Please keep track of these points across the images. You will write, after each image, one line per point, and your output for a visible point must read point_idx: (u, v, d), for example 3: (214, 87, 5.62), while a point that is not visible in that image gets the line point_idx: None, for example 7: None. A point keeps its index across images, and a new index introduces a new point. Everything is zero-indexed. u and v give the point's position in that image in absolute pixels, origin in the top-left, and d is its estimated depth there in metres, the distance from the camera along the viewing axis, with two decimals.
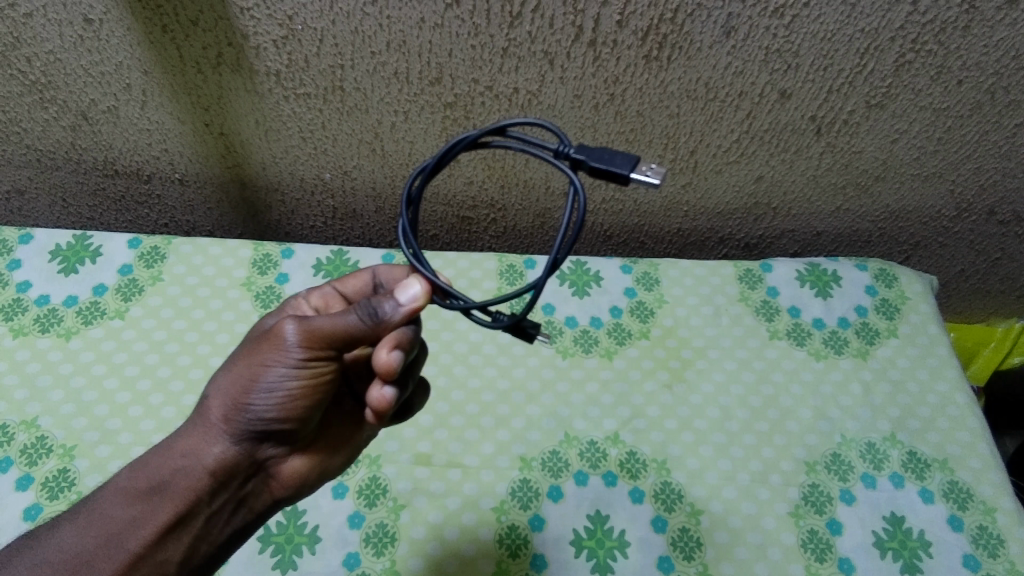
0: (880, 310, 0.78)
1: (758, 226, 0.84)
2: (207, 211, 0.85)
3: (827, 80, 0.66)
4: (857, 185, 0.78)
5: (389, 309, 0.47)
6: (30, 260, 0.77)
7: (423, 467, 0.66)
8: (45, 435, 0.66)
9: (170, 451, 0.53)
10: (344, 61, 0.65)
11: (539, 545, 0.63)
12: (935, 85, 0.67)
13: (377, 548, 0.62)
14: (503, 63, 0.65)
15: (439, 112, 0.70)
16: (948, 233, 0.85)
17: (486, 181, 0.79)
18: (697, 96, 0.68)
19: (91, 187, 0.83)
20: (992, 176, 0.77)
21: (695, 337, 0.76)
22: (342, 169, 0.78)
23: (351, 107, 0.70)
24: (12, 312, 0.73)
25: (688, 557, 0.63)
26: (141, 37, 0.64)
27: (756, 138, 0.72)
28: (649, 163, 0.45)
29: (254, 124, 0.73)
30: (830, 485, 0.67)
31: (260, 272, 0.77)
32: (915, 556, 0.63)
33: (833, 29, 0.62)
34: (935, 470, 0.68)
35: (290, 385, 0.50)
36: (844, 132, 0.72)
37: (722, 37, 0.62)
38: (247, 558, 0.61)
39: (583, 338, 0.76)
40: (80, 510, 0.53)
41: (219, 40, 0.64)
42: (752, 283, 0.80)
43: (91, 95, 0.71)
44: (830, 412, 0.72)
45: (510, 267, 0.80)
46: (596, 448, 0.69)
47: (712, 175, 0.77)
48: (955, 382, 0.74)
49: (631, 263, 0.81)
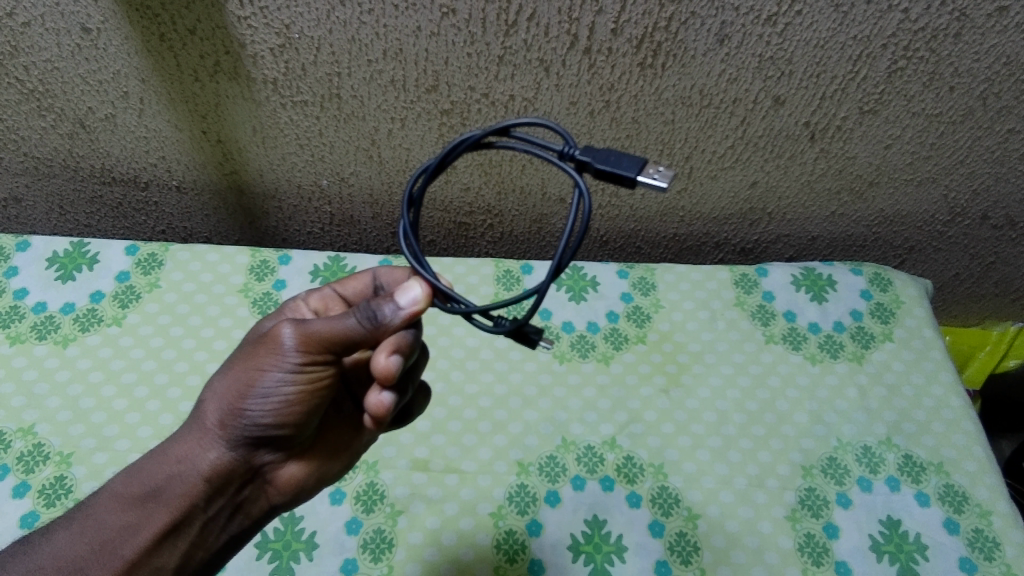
0: (875, 314, 0.79)
1: (753, 231, 0.85)
2: (204, 218, 0.86)
3: (820, 87, 0.67)
4: (851, 190, 0.79)
5: (389, 313, 0.47)
6: (28, 267, 0.77)
7: (421, 473, 0.66)
8: (42, 442, 0.66)
9: (166, 456, 0.53)
10: (341, 69, 0.66)
11: (537, 550, 0.63)
12: (927, 91, 0.68)
13: (374, 554, 0.62)
14: (498, 71, 0.66)
15: (435, 119, 0.71)
16: (942, 237, 0.85)
17: (483, 187, 0.79)
18: (692, 103, 0.69)
19: (88, 195, 0.83)
20: (985, 181, 0.77)
21: (691, 342, 0.77)
22: (340, 176, 0.78)
23: (348, 114, 0.70)
24: (9, 319, 0.73)
25: (685, 561, 0.63)
26: (139, 46, 0.65)
27: (750, 144, 0.73)
28: (655, 166, 0.45)
29: (251, 131, 0.73)
30: (826, 489, 0.67)
31: (258, 278, 0.78)
32: (911, 559, 0.64)
33: (826, 37, 0.63)
34: (931, 473, 0.68)
35: (287, 390, 0.50)
36: (838, 138, 0.72)
37: (715, 45, 0.63)
38: (244, 565, 0.61)
39: (581, 343, 0.76)
40: (74, 516, 0.53)
41: (216, 49, 0.64)
42: (748, 288, 0.80)
43: (89, 103, 0.71)
44: (827, 416, 0.72)
45: (507, 273, 0.80)
46: (593, 453, 0.69)
47: (707, 181, 0.77)
48: (950, 386, 0.74)
49: (627, 268, 0.81)
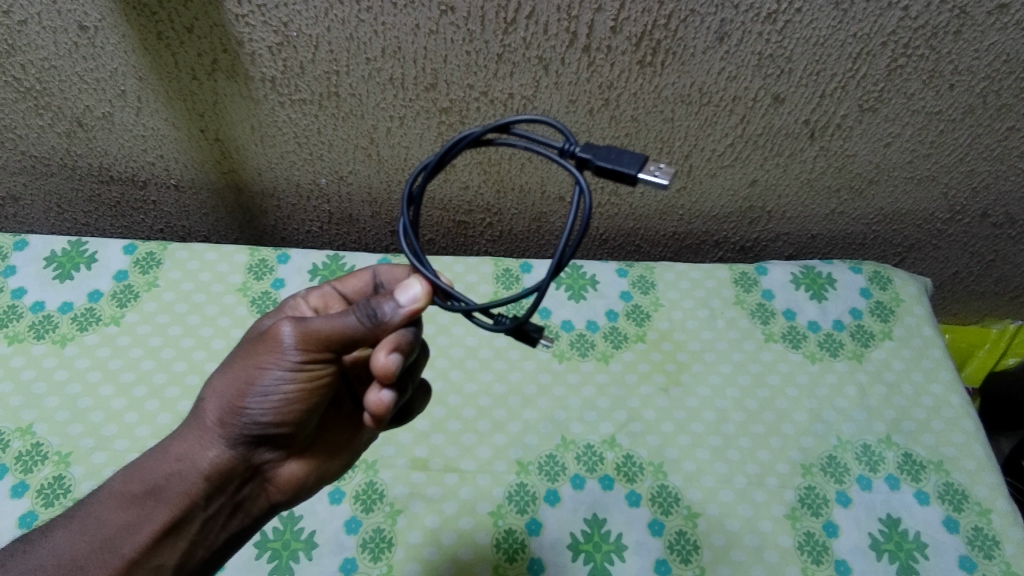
0: (874, 312, 0.79)
1: (752, 230, 0.85)
2: (202, 217, 0.85)
3: (820, 85, 0.67)
4: (851, 188, 0.79)
5: (389, 311, 0.47)
6: (26, 266, 0.76)
7: (420, 472, 0.66)
8: (40, 442, 0.66)
9: (166, 455, 0.53)
10: (339, 67, 0.66)
11: (537, 550, 0.63)
12: (927, 89, 0.67)
13: (373, 553, 0.62)
14: (497, 69, 0.65)
15: (434, 117, 0.70)
16: (941, 235, 0.85)
17: (482, 185, 0.79)
18: (691, 101, 0.68)
19: (86, 193, 0.83)
20: (985, 179, 0.77)
21: (690, 341, 0.77)
22: (338, 174, 0.78)
23: (347, 112, 0.70)
24: (7, 318, 0.73)
25: (685, 560, 0.63)
26: (136, 44, 0.64)
27: (750, 142, 0.73)
28: (656, 164, 0.44)
29: (249, 130, 0.73)
30: (825, 488, 0.67)
31: (257, 277, 0.77)
32: (911, 558, 0.64)
33: (826, 35, 0.62)
34: (931, 472, 0.68)
35: (286, 388, 0.50)
36: (837, 136, 0.72)
37: (715, 42, 0.63)
38: (243, 564, 0.61)
39: (580, 342, 0.76)
40: (74, 515, 0.53)
41: (214, 47, 0.64)
42: (748, 286, 0.80)
43: (86, 102, 0.71)
44: (826, 415, 0.72)
45: (506, 272, 0.80)
46: (592, 452, 0.69)
47: (707, 179, 0.77)
48: (950, 384, 0.74)
49: (626, 267, 0.81)
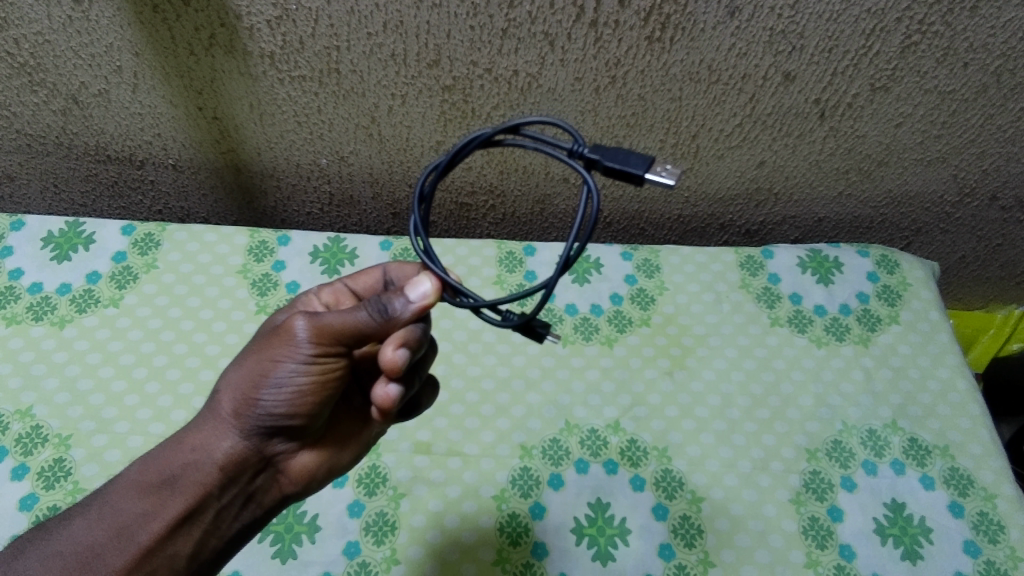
0: (881, 296, 0.78)
1: (759, 212, 0.83)
2: (201, 198, 0.84)
3: (832, 63, 0.65)
4: (860, 170, 0.77)
5: (399, 306, 0.46)
6: (22, 247, 0.75)
7: (423, 456, 0.66)
8: (40, 424, 0.65)
9: (182, 444, 0.52)
10: (340, 42, 0.64)
11: (540, 534, 0.63)
12: (941, 67, 0.66)
13: (377, 537, 0.61)
14: (502, 44, 0.64)
15: (437, 95, 0.69)
16: (949, 218, 0.84)
17: (486, 166, 0.78)
18: (699, 79, 0.67)
19: (83, 173, 0.81)
20: (996, 161, 0.76)
21: (695, 325, 0.76)
22: (340, 154, 0.77)
23: (347, 89, 0.69)
24: (4, 300, 0.72)
25: (688, 544, 0.63)
26: (132, 17, 0.63)
27: (759, 122, 0.71)
28: (665, 164, 0.43)
29: (248, 107, 0.71)
30: (830, 472, 0.67)
31: (257, 259, 0.76)
32: (915, 543, 0.63)
33: (839, 10, 0.61)
34: (936, 457, 0.68)
35: (299, 380, 0.50)
36: (848, 116, 0.71)
37: (726, 17, 0.62)
38: (246, 549, 0.61)
39: (584, 326, 0.75)
40: (91, 502, 0.52)
41: (211, 21, 0.63)
42: (754, 269, 0.79)
43: (81, 78, 0.69)
44: (831, 399, 0.71)
45: (510, 255, 0.79)
46: (596, 436, 0.68)
47: (714, 160, 0.76)
48: (956, 369, 0.73)
49: (631, 250, 0.80)
